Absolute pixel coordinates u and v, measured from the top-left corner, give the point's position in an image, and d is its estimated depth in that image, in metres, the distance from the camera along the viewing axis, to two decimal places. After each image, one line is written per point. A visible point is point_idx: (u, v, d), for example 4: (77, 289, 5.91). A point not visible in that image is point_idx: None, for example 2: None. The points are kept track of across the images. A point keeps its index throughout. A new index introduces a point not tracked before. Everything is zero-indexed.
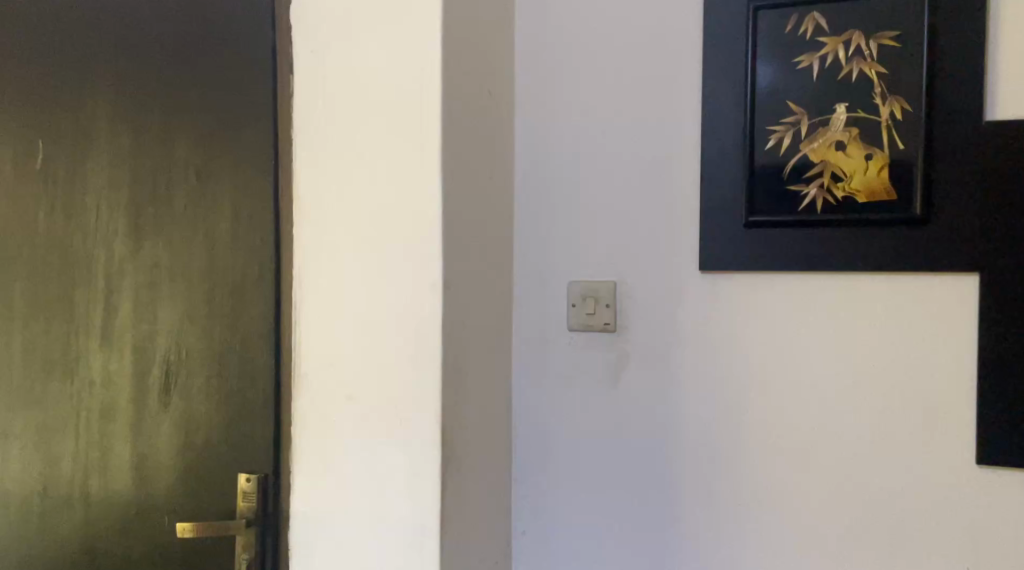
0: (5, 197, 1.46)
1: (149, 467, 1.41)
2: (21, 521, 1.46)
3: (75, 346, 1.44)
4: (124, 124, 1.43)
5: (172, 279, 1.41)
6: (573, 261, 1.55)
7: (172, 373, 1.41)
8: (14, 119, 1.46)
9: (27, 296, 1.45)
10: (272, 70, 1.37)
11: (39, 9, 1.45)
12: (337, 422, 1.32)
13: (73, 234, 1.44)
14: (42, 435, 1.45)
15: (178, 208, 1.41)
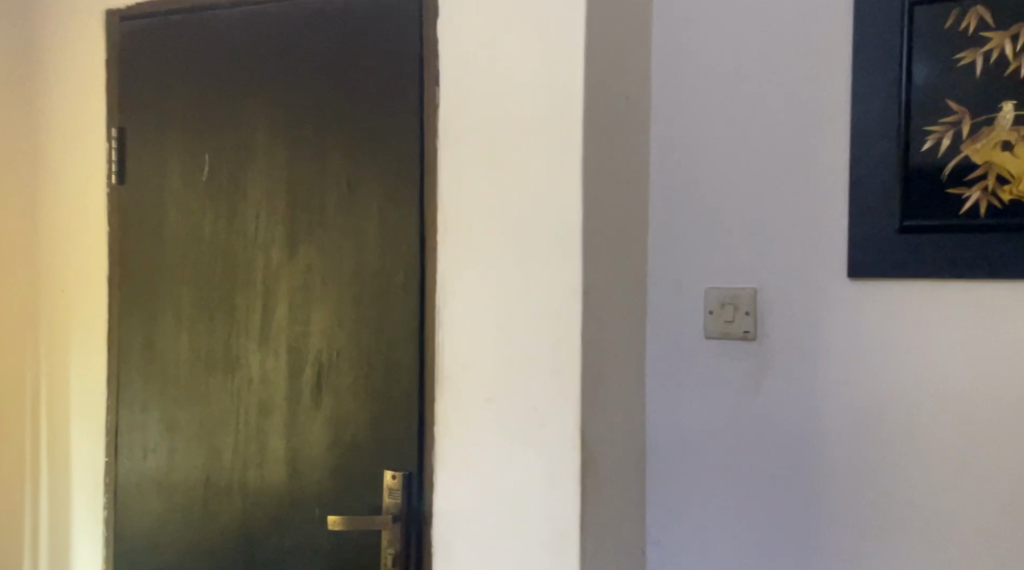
0: (176, 208, 1.59)
1: (302, 461, 1.49)
2: (187, 506, 1.58)
3: (235, 345, 1.54)
4: (281, 137, 1.51)
5: (324, 283, 1.48)
6: (712, 267, 1.52)
7: (324, 372, 1.48)
8: (183, 135, 1.59)
9: (194, 298, 1.58)
10: (419, 79, 1.41)
11: (207, 32, 1.57)
12: (477, 423, 1.36)
13: (234, 241, 1.54)
14: (206, 428, 1.57)
15: (329, 215, 1.48)
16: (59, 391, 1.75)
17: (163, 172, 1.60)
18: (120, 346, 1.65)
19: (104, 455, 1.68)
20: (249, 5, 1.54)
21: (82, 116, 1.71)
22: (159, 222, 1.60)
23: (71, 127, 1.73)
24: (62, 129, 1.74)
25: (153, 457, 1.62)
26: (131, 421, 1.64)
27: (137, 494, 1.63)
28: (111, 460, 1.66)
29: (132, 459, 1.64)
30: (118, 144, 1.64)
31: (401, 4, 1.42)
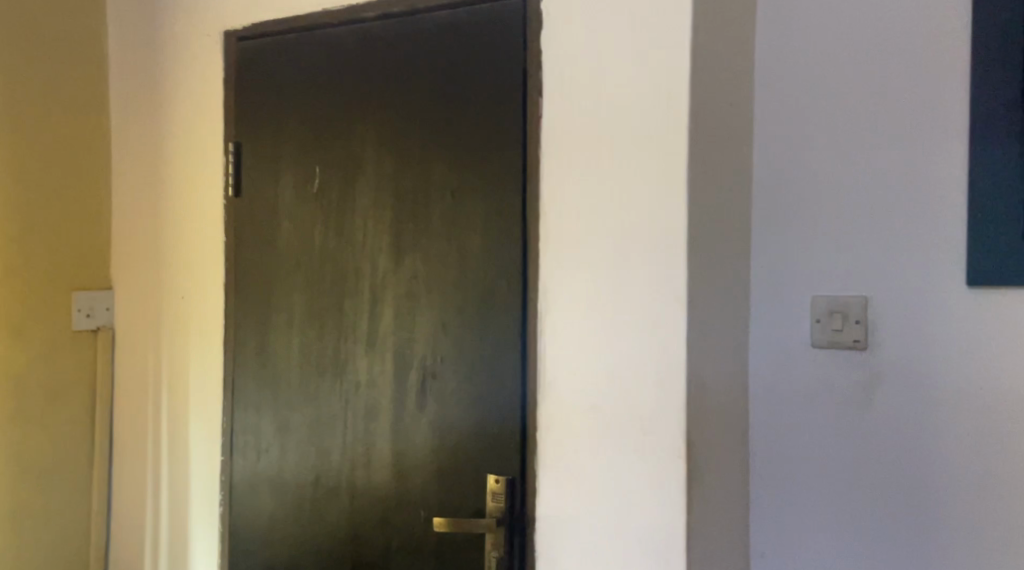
0: (288, 218, 1.66)
1: (407, 464, 1.53)
2: (298, 505, 1.65)
3: (344, 350, 1.60)
4: (388, 149, 1.56)
5: (428, 291, 1.52)
6: (819, 275, 1.49)
7: (428, 377, 1.52)
8: (295, 149, 1.66)
9: (305, 305, 1.64)
10: (522, 91, 1.43)
11: (319, 50, 1.64)
12: (580, 429, 1.38)
13: (343, 250, 1.60)
14: (316, 430, 1.63)
15: (434, 224, 1.51)
16: (175, 394, 1.83)
17: (277, 184, 1.68)
18: (236, 350, 1.73)
19: (218, 454, 1.76)
20: (358, 22, 1.60)
21: (198, 132, 1.80)
22: (273, 232, 1.68)
23: (187, 142, 1.82)
24: (178, 145, 1.83)
25: (266, 457, 1.69)
26: (245, 422, 1.72)
27: (250, 492, 1.70)
28: (226, 460, 1.74)
29: (246, 458, 1.71)
30: (234, 158, 1.73)
31: (505, 15, 1.45)
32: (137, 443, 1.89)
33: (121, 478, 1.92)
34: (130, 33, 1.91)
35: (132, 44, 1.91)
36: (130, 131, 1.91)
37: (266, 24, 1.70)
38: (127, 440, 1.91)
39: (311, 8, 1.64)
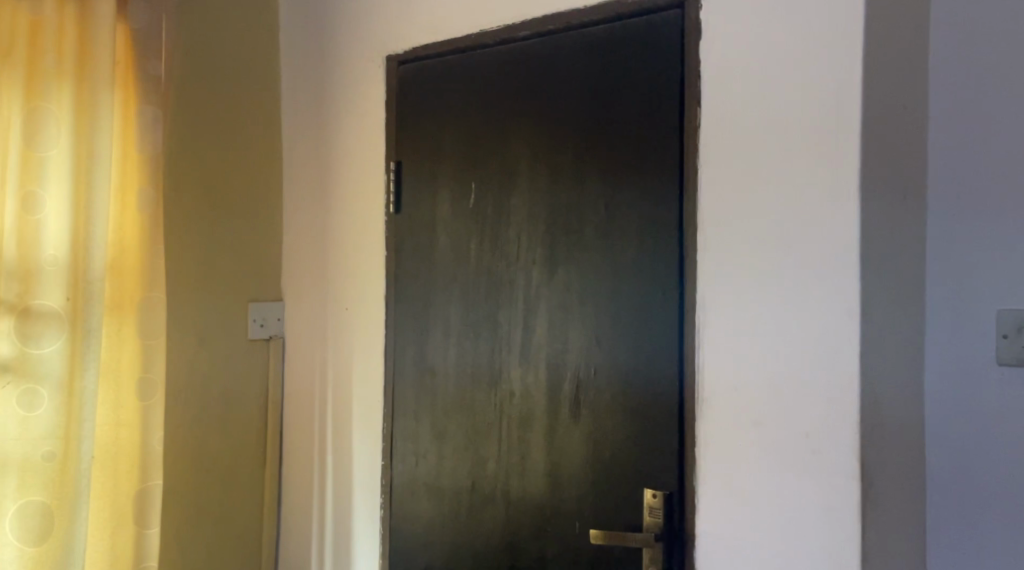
0: (446, 232, 1.72)
1: (561, 474, 1.54)
2: (454, 510, 1.69)
3: (499, 361, 1.63)
4: (542, 163, 1.59)
5: (583, 302, 1.53)
6: (1003, 289, 1.43)
7: (583, 389, 1.52)
8: (452, 165, 1.71)
9: (460, 316, 1.69)
10: (680, 104, 1.43)
11: (475, 69, 1.69)
12: (744, 445, 1.36)
13: (498, 262, 1.63)
14: (472, 439, 1.67)
15: (588, 237, 1.52)
16: (339, 401, 1.93)
17: (435, 200, 1.74)
18: (396, 359, 1.80)
19: (378, 459, 1.83)
20: (514, 40, 1.63)
21: (362, 152, 1.89)
22: (431, 245, 1.74)
23: (352, 161, 1.91)
24: (344, 165, 1.93)
25: (424, 462, 1.74)
26: (404, 429, 1.78)
27: (409, 496, 1.76)
28: (387, 465, 1.81)
29: (405, 464, 1.77)
30: (395, 176, 1.80)
31: (662, 27, 1.45)
32: (304, 447, 2.00)
33: (290, 479, 2.03)
34: (301, 60, 2.04)
35: (302, 71, 2.03)
36: (300, 152, 2.04)
37: (426, 47, 1.77)
38: (295, 444, 2.02)
39: (470, 30, 1.70)
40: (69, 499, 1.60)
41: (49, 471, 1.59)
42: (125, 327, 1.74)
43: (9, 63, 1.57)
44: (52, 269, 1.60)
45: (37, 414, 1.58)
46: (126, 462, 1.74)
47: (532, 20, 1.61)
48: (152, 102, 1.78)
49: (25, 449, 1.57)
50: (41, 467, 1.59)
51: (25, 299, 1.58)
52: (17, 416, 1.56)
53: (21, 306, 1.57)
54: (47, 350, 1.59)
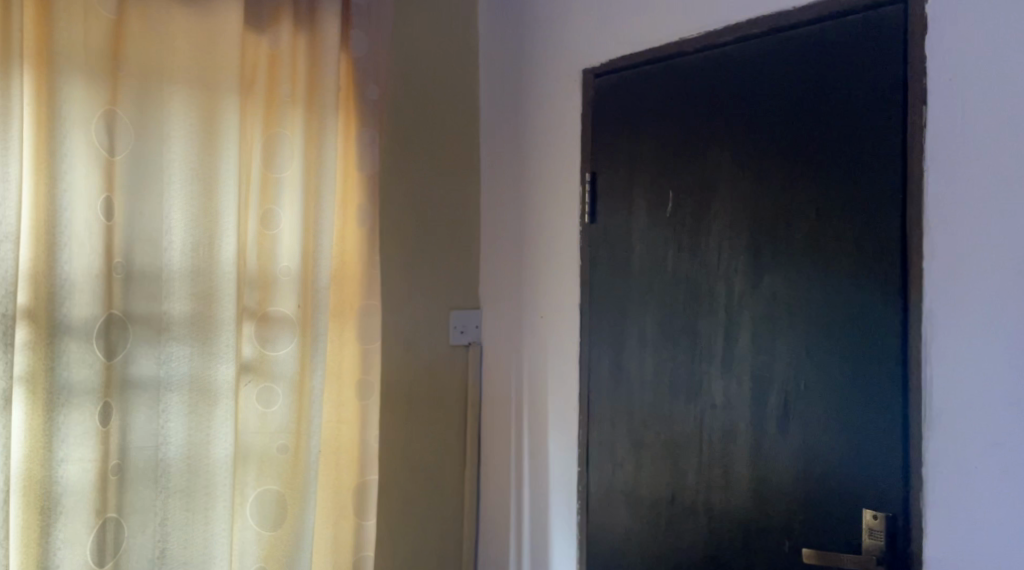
0: (642, 242, 1.70)
1: (768, 489, 1.50)
2: (652, 521, 1.68)
3: (700, 372, 1.60)
4: (746, 169, 1.54)
5: (790, 312, 1.48)
6: None
7: (792, 403, 1.47)
8: (647, 173, 1.70)
9: (657, 324, 1.67)
10: (901, 104, 1.37)
11: (673, 77, 1.67)
12: (978, 467, 1.30)
13: (698, 271, 1.60)
14: (672, 450, 1.65)
15: (798, 245, 1.47)
16: (535, 407, 1.98)
17: (630, 209, 1.73)
18: (593, 368, 1.81)
19: (575, 466, 1.85)
20: (716, 46, 1.61)
21: (555, 164, 1.93)
22: (627, 254, 1.73)
23: (546, 173, 1.96)
24: (539, 176, 1.97)
25: (621, 471, 1.74)
26: (600, 437, 1.79)
27: (606, 505, 1.77)
28: (583, 472, 1.82)
29: (602, 471, 1.78)
30: (590, 187, 1.81)
31: (881, 24, 1.39)
32: (500, 451, 2.08)
33: (488, 482, 2.11)
34: (498, 77, 2.11)
35: (499, 87, 2.11)
36: (497, 165, 2.11)
37: (623, 58, 1.78)
38: (493, 448, 2.10)
39: (669, 39, 1.70)
40: (301, 489, 1.75)
41: (283, 463, 1.75)
42: (346, 331, 1.88)
43: (254, 92, 1.74)
44: (287, 278, 1.76)
45: (273, 410, 1.74)
46: (347, 456, 1.87)
47: (736, 24, 1.57)
48: (371, 126, 1.91)
49: (264, 442, 1.74)
50: (276, 459, 1.75)
51: (264, 306, 1.74)
52: (257, 411, 1.73)
53: (261, 312, 1.74)
54: (282, 352, 1.75)
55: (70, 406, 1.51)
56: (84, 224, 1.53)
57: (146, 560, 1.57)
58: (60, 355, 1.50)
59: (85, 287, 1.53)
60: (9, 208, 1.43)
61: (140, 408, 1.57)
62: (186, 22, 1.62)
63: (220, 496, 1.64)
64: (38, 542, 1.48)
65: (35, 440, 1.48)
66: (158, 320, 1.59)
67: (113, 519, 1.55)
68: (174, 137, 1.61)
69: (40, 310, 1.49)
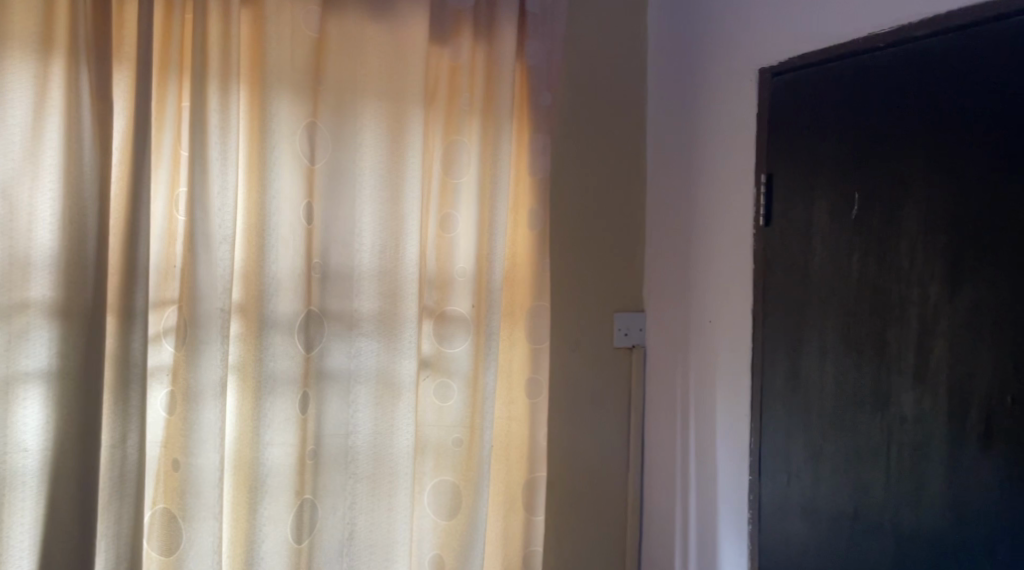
0: (823, 245, 1.64)
1: (966, 508, 1.41)
2: (833, 536, 1.61)
3: (888, 383, 1.52)
4: (944, 170, 1.45)
5: (994, 322, 1.39)
6: None
7: (995, 418, 1.38)
8: (830, 175, 1.63)
9: (840, 332, 1.60)
10: None
11: (859, 74, 1.59)
12: None
13: (887, 277, 1.53)
14: (856, 463, 1.57)
15: (1004, 251, 1.38)
16: (700, 417, 1.93)
17: (811, 212, 1.66)
18: (766, 374, 1.75)
19: (746, 475, 1.79)
20: (909, 41, 1.51)
21: (728, 166, 1.87)
22: (806, 258, 1.67)
23: (717, 176, 1.89)
24: (710, 176, 1.91)
25: (798, 482, 1.68)
26: (774, 446, 1.73)
27: (781, 517, 1.71)
28: (755, 480, 1.77)
29: (776, 482, 1.72)
30: (766, 189, 1.76)
31: None
32: (666, 458, 2.03)
33: (652, 486, 2.08)
34: (666, 75, 2.07)
35: (667, 85, 2.07)
36: (664, 163, 2.06)
37: (802, 56, 1.70)
38: (658, 454, 2.06)
39: (851, 33, 1.62)
40: (475, 481, 1.81)
41: (458, 455, 1.82)
42: (517, 331, 1.93)
43: (435, 101, 1.82)
44: (463, 279, 1.83)
45: (449, 405, 1.81)
46: (517, 452, 1.92)
47: (932, 17, 1.48)
48: (543, 131, 1.94)
49: (440, 435, 1.81)
50: (452, 451, 1.82)
51: (441, 306, 1.82)
52: (435, 405, 1.81)
53: (438, 310, 1.82)
54: (457, 350, 1.82)
55: (275, 394, 1.64)
56: (289, 228, 1.67)
57: (336, 540, 1.69)
58: (268, 347, 1.63)
59: (290, 286, 1.66)
60: (227, 211, 1.58)
61: (333, 397, 1.68)
62: (377, 36, 1.73)
63: (403, 484, 1.73)
64: (247, 516, 1.62)
65: (245, 423, 1.62)
66: (350, 317, 1.71)
67: (309, 501, 1.67)
68: (366, 144, 1.73)
69: (251, 304, 1.63)
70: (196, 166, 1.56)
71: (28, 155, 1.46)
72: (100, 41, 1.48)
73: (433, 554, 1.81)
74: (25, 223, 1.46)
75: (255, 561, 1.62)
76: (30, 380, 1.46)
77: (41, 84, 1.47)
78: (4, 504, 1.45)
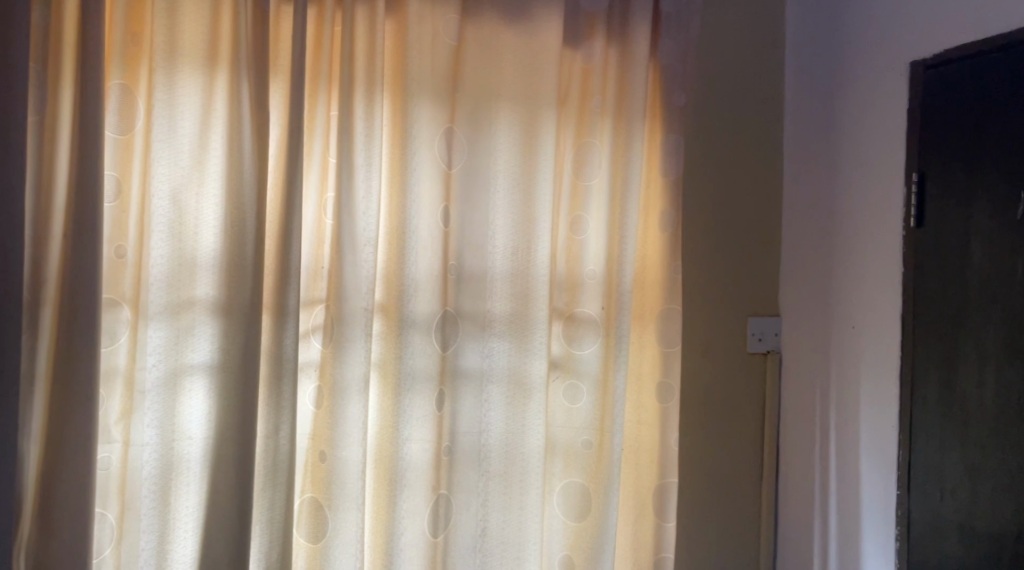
0: (983, 248, 1.54)
1: None
2: (990, 558, 1.51)
3: None
4: None
5: None
6: None
7: None
8: (991, 174, 1.53)
9: (1001, 341, 1.51)
10: None
11: None
12: None
13: None
14: (1018, 481, 1.47)
15: None
16: (843, 428, 1.85)
17: (969, 213, 1.57)
18: (915, 384, 1.67)
19: (893, 489, 1.71)
20: None
21: (874, 166, 1.79)
22: (964, 262, 1.58)
23: (863, 176, 1.81)
24: (854, 176, 1.84)
25: (953, 499, 1.58)
26: (925, 459, 1.64)
27: (934, 535, 1.62)
28: (903, 495, 1.68)
29: (926, 497, 1.63)
30: (918, 189, 1.67)
31: None
32: (804, 468, 1.96)
33: (788, 496, 2.01)
34: (807, 71, 1.99)
35: (809, 82, 1.98)
36: (803, 163, 1.99)
37: (960, 47, 1.61)
38: (795, 464, 1.99)
39: (1016, 22, 1.51)
40: (605, 483, 1.80)
41: (589, 457, 1.82)
42: (646, 334, 1.90)
43: (567, 105, 1.83)
44: (592, 281, 1.83)
45: (579, 407, 1.81)
46: (647, 457, 1.90)
47: None
48: (676, 130, 1.88)
49: (569, 436, 1.82)
50: (581, 453, 1.82)
51: (571, 307, 1.82)
52: (564, 406, 1.82)
53: (568, 312, 1.82)
54: (587, 352, 1.82)
55: (413, 391, 1.70)
56: (427, 230, 1.72)
57: (470, 536, 1.72)
58: (408, 345, 1.69)
59: (427, 286, 1.71)
60: (371, 215, 1.65)
61: (467, 395, 1.72)
62: (512, 42, 1.76)
63: (534, 484, 1.75)
64: (386, 509, 1.68)
65: (385, 418, 1.68)
66: (483, 317, 1.74)
67: (444, 496, 1.71)
68: (501, 147, 1.76)
69: (391, 304, 1.69)
70: (343, 171, 1.64)
71: (195, 163, 1.57)
72: (258, 54, 1.58)
73: (564, 555, 1.82)
74: (192, 226, 1.57)
75: (394, 552, 1.68)
76: (195, 372, 1.57)
77: (206, 96, 1.58)
78: (172, 487, 1.56)
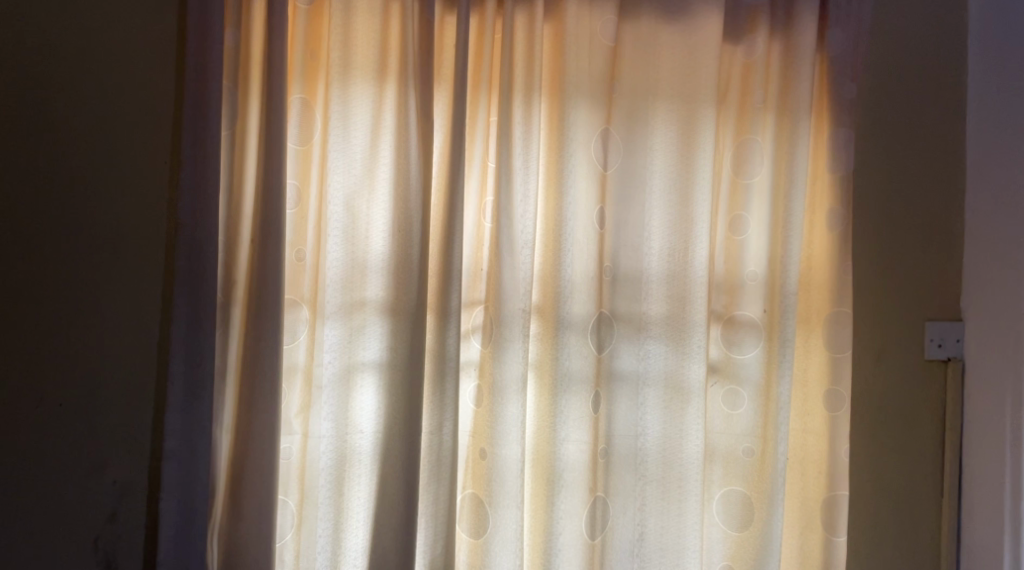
0: None
1: None
2: None
3: None
4: None
5: None
6: None
7: None
8: None
9: None
10: None
11: None
12: None
13: None
14: None
15: None
16: None
17: None
18: None
19: None
20: None
21: None
22: None
23: None
24: None
25: None
26: None
27: None
28: None
29: None
30: None
31: None
32: (991, 486, 1.80)
33: (971, 517, 1.84)
34: (995, 58, 1.84)
35: (997, 70, 1.83)
36: (990, 157, 1.84)
37: None
38: (980, 481, 1.83)
39: None
40: (769, 493, 1.73)
41: (749, 465, 1.76)
42: (812, 339, 1.81)
43: (727, 102, 1.78)
44: (754, 283, 1.77)
45: (740, 413, 1.76)
46: (814, 468, 1.81)
47: None
48: (845, 125, 1.79)
49: (729, 443, 1.77)
50: (743, 461, 1.76)
51: (730, 310, 1.77)
52: (723, 412, 1.77)
53: (727, 315, 1.77)
54: (749, 357, 1.76)
55: (569, 392, 1.71)
56: (584, 232, 1.72)
57: (627, 540, 1.71)
58: (565, 347, 1.70)
59: (583, 288, 1.72)
60: (529, 217, 1.68)
61: (623, 398, 1.71)
62: (670, 41, 1.74)
63: (692, 490, 1.72)
64: (544, 508, 1.70)
65: (543, 419, 1.70)
66: (638, 319, 1.72)
67: (601, 499, 1.71)
68: (657, 148, 1.74)
69: (548, 305, 1.70)
70: (503, 175, 1.67)
71: (366, 171, 1.65)
72: (424, 65, 1.64)
73: (724, 564, 1.77)
74: (362, 231, 1.65)
75: (552, 552, 1.69)
76: (366, 369, 1.65)
77: (377, 107, 1.65)
78: (344, 478, 1.64)
